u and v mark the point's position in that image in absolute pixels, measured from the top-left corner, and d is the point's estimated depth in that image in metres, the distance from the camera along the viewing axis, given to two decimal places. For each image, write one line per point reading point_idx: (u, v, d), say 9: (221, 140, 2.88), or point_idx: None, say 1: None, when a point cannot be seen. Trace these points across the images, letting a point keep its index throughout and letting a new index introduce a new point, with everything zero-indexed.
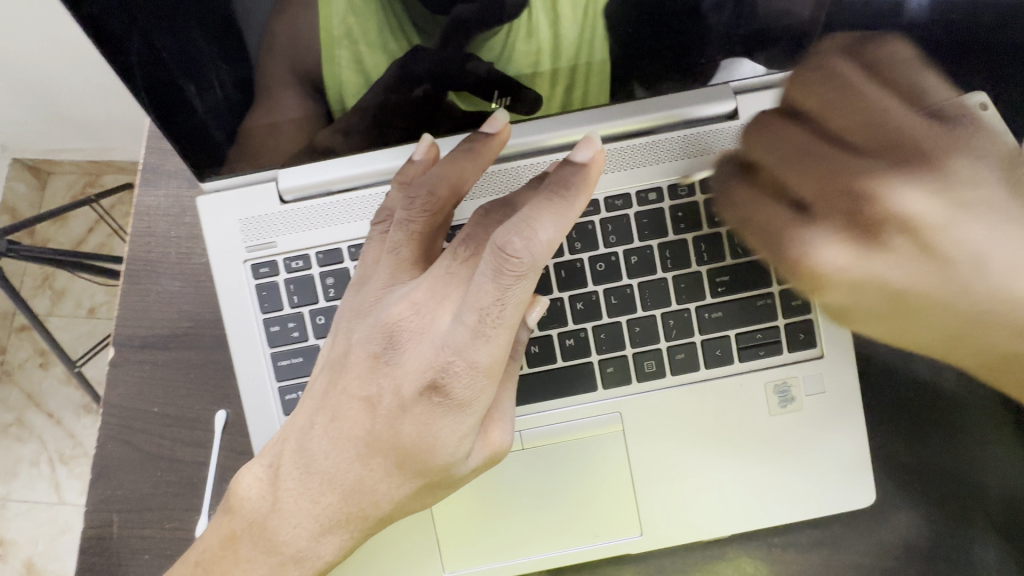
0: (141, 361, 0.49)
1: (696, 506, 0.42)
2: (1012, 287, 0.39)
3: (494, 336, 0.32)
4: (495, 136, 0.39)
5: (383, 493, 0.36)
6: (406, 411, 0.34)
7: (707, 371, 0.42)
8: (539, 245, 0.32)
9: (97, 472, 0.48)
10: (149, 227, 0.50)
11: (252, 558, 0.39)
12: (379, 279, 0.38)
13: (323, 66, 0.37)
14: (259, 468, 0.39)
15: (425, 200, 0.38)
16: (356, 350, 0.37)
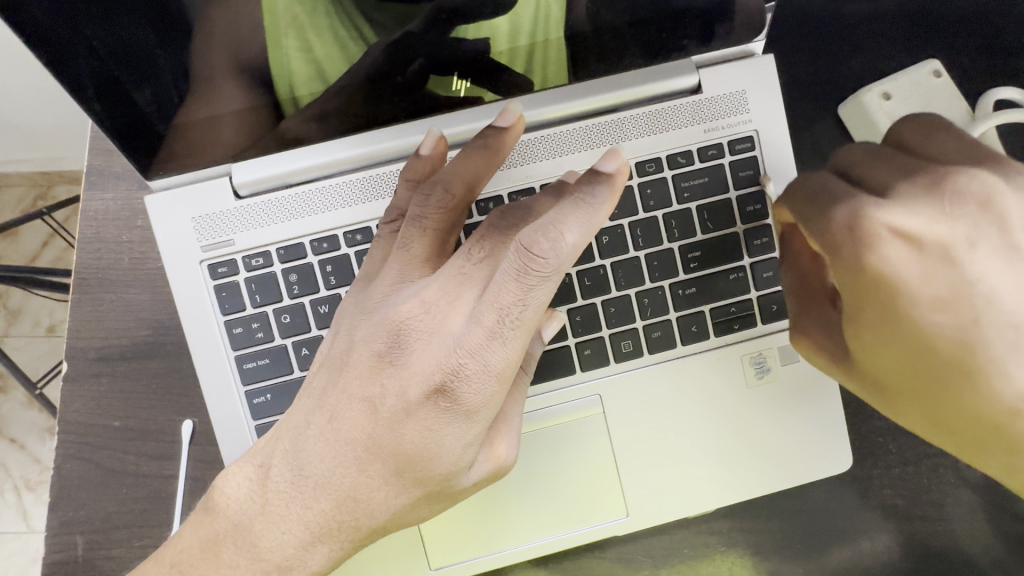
0: (98, 374, 0.46)
1: (687, 486, 0.43)
2: (951, 356, 0.31)
3: (511, 339, 0.32)
4: (509, 130, 0.37)
5: (381, 503, 0.35)
6: (410, 415, 0.33)
7: (685, 348, 0.42)
8: (565, 248, 0.31)
9: (55, 494, 0.45)
10: (98, 233, 0.48)
11: (235, 563, 0.37)
12: (388, 277, 0.36)
13: (270, 59, 0.35)
14: (249, 468, 0.37)
15: (440, 197, 0.37)
16: (361, 347, 0.35)
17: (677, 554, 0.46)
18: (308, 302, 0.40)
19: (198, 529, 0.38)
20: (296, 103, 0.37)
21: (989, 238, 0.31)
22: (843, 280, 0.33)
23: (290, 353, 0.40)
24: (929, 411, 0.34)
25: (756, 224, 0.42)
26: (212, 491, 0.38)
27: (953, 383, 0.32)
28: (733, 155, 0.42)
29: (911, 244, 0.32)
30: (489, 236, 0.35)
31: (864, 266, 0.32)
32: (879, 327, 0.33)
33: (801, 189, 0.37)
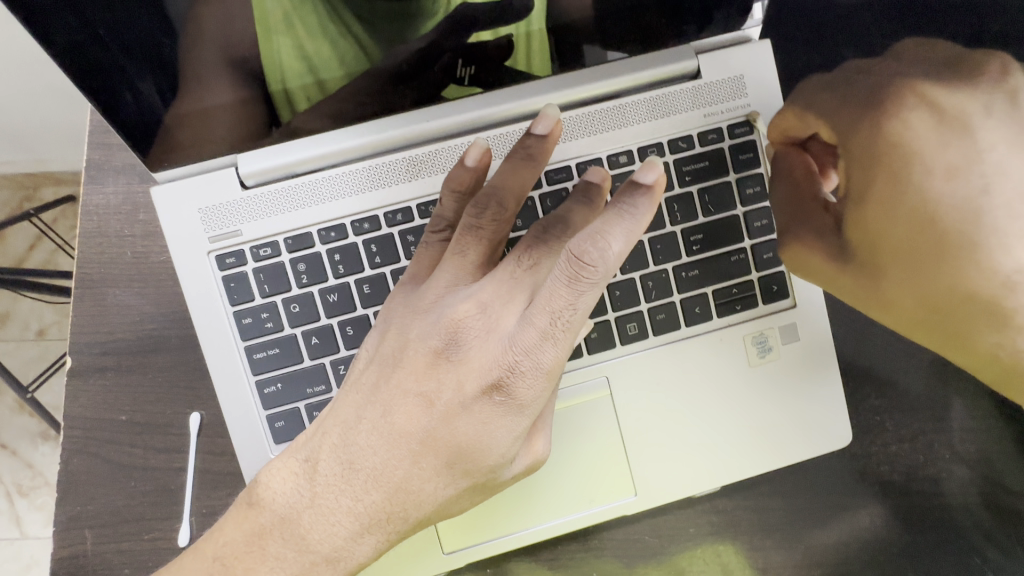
0: (102, 369, 0.46)
1: (697, 463, 0.43)
2: (939, 204, 0.34)
3: (562, 340, 0.35)
4: (548, 137, 0.38)
5: (431, 493, 0.37)
6: (466, 409, 0.36)
7: (689, 328, 0.43)
8: (612, 255, 0.34)
9: (62, 489, 0.45)
10: (99, 228, 0.48)
11: (282, 555, 0.37)
12: (442, 279, 0.38)
13: (262, 53, 0.35)
14: (295, 463, 0.38)
15: (494, 210, 0.38)
16: (415, 344, 0.37)
17: (683, 534, 0.46)
18: (317, 290, 0.40)
19: (238, 523, 0.38)
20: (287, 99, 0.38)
21: (1003, 113, 0.35)
22: (856, 144, 0.36)
23: (300, 342, 0.40)
24: (917, 285, 0.35)
25: (755, 206, 0.43)
26: (255, 486, 0.39)
27: (948, 253, 0.34)
28: (733, 139, 0.42)
29: (935, 111, 0.35)
30: (536, 244, 0.37)
31: (885, 132, 0.35)
32: (890, 193, 0.35)
33: (817, 86, 0.39)
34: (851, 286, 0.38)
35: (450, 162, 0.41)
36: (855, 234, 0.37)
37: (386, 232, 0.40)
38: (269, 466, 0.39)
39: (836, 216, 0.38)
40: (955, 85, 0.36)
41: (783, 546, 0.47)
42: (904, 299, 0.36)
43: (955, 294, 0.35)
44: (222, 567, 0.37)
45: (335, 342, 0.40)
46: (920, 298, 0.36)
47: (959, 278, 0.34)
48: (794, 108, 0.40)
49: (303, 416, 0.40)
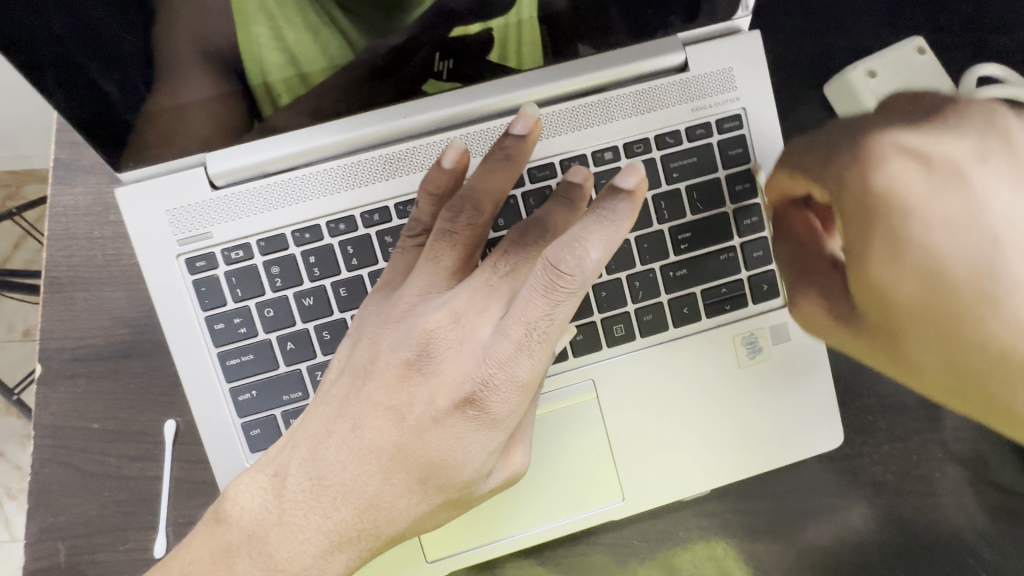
0: (73, 375, 0.45)
1: (685, 468, 0.42)
2: (947, 263, 0.33)
3: (538, 351, 0.34)
4: (526, 138, 0.37)
5: (403, 510, 0.36)
6: (437, 424, 0.35)
7: (677, 330, 0.42)
8: (590, 264, 0.33)
9: (34, 499, 0.44)
10: (68, 229, 0.46)
11: (249, 575, 0.36)
12: (415, 287, 0.37)
13: (241, 48, 0.34)
14: (263, 478, 0.37)
15: (471, 214, 0.37)
16: (386, 356, 0.36)
17: (672, 538, 0.46)
18: (292, 294, 0.38)
19: (205, 540, 0.37)
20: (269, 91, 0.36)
21: (997, 156, 0.35)
22: (844, 197, 0.36)
23: (275, 347, 0.39)
24: (936, 350, 0.34)
25: (744, 203, 0.42)
26: (222, 500, 0.38)
27: (961, 310, 0.33)
28: (721, 134, 0.41)
29: (922, 160, 0.35)
30: (512, 250, 0.36)
31: (870, 186, 0.35)
32: (890, 259, 0.34)
33: (802, 148, 0.40)
34: (859, 346, 0.39)
35: (428, 159, 0.39)
36: (861, 291, 0.36)
37: (362, 234, 0.39)
38: (239, 479, 0.38)
39: (844, 275, 0.39)
40: (933, 130, 0.37)
41: (772, 548, 0.46)
42: (925, 362, 0.35)
43: (984, 353, 0.32)
44: None
45: (312, 348, 0.39)
46: (946, 362, 0.34)
47: (991, 332, 0.32)
48: (781, 171, 0.41)
49: (279, 424, 0.39)
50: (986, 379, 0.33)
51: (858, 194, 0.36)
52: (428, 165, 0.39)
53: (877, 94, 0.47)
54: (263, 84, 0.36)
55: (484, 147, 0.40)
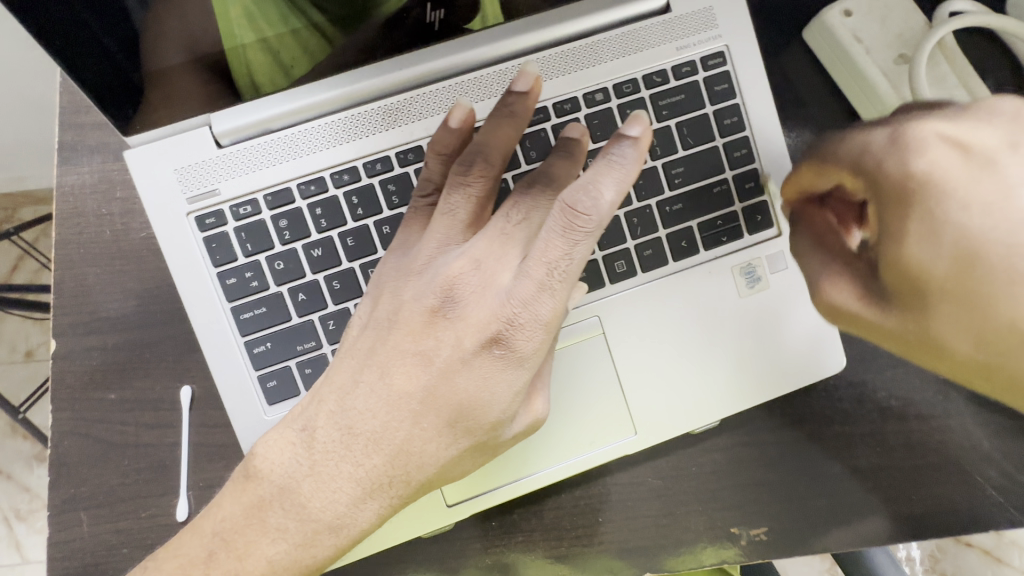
0: (88, 348, 0.45)
1: (694, 397, 0.44)
2: (981, 237, 0.30)
3: (559, 290, 0.35)
4: (528, 94, 0.38)
5: (433, 454, 0.36)
6: (466, 366, 0.36)
7: (676, 263, 0.43)
8: (605, 205, 0.35)
9: (55, 473, 0.44)
10: (76, 207, 0.47)
11: (282, 526, 0.37)
12: (434, 239, 0.38)
13: (225, 52, 0.36)
14: (292, 432, 0.37)
15: (481, 167, 0.38)
16: (410, 305, 0.37)
17: (687, 474, 0.46)
18: (301, 246, 0.39)
19: (235, 497, 0.38)
20: (247, 69, 0.37)
21: None
22: (882, 183, 0.33)
23: (287, 299, 0.40)
24: (966, 325, 0.31)
25: (733, 136, 0.43)
26: (252, 457, 0.38)
27: (992, 291, 0.30)
28: (706, 71, 0.43)
29: (961, 149, 0.32)
30: (523, 199, 0.38)
31: (909, 171, 0.32)
32: (925, 236, 0.31)
33: (826, 148, 0.38)
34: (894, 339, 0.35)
35: (426, 108, 0.40)
36: (893, 278, 0.33)
37: (366, 183, 0.40)
38: (262, 439, 0.39)
39: (869, 262, 0.37)
40: (965, 118, 0.33)
41: (785, 479, 0.47)
42: (956, 344, 0.32)
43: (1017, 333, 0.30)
44: (222, 543, 0.37)
45: (323, 298, 0.40)
46: (976, 338, 0.31)
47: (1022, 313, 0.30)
48: (806, 166, 0.40)
49: (295, 373, 0.40)
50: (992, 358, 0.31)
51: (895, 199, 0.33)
52: (426, 114, 0.40)
53: (853, 31, 0.49)
54: (241, 63, 0.37)
55: (478, 95, 0.41)
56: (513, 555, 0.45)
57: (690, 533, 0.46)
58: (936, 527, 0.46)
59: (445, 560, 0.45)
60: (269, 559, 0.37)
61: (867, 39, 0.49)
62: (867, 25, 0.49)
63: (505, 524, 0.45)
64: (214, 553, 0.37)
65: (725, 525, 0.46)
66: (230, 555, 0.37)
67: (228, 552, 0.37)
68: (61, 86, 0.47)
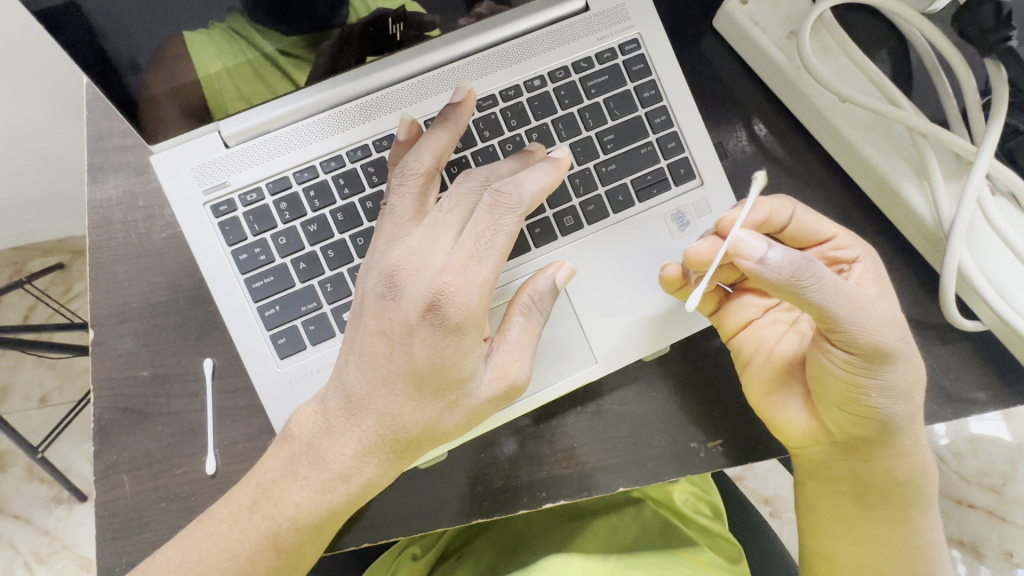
0: (122, 335, 0.53)
1: (641, 327, 0.51)
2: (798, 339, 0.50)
3: (487, 257, 0.43)
4: (461, 104, 0.47)
5: (413, 415, 0.44)
6: (418, 336, 0.43)
7: (616, 215, 0.51)
8: (525, 192, 0.44)
9: (98, 442, 0.51)
10: (105, 218, 0.55)
11: (306, 475, 0.45)
12: (381, 237, 0.46)
13: (206, 93, 0.44)
14: (312, 402, 0.45)
15: (414, 167, 0.46)
16: (366, 295, 0.45)
17: (647, 399, 0.53)
18: (299, 224, 0.47)
19: (274, 454, 0.46)
20: (223, 106, 0.46)
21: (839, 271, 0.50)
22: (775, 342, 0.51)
23: (291, 268, 0.47)
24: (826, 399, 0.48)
25: (653, 106, 0.52)
26: (287, 425, 0.46)
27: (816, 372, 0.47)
28: (624, 55, 0.51)
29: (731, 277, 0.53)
30: (454, 190, 0.45)
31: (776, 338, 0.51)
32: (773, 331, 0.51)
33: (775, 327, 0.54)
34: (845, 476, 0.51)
35: (395, 103, 0.49)
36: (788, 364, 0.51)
37: (350, 168, 0.48)
38: (297, 412, 0.46)
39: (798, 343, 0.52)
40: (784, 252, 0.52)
41: (734, 395, 0.53)
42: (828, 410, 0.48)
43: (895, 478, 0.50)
44: (263, 491, 0.45)
45: (320, 265, 0.48)
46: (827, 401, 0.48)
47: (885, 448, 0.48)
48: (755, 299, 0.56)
49: (301, 331, 0.47)
50: (923, 489, 0.50)
51: (863, 332, 0.43)
52: (396, 107, 0.49)
53: (750, 16, 0.58)
54: (218, 98, 0.45)
55: (437, 90, 0.50)
56: (501, 484, 0.51)
57: (655, 450, 0.52)
58: None
59: (444, 490, 0.51)
60: (298, 502, 0.44)
61: (763, 21, 0.58)
62: (762, 9, 0.58)
63: (492, 455, 0.51)
64: (256, 500, 0.45)
65: (685, 440, 0.53)
66: (270, 499, 0.45)
67: (266, 498, 0.45)
68: (88, 118, 0.55)
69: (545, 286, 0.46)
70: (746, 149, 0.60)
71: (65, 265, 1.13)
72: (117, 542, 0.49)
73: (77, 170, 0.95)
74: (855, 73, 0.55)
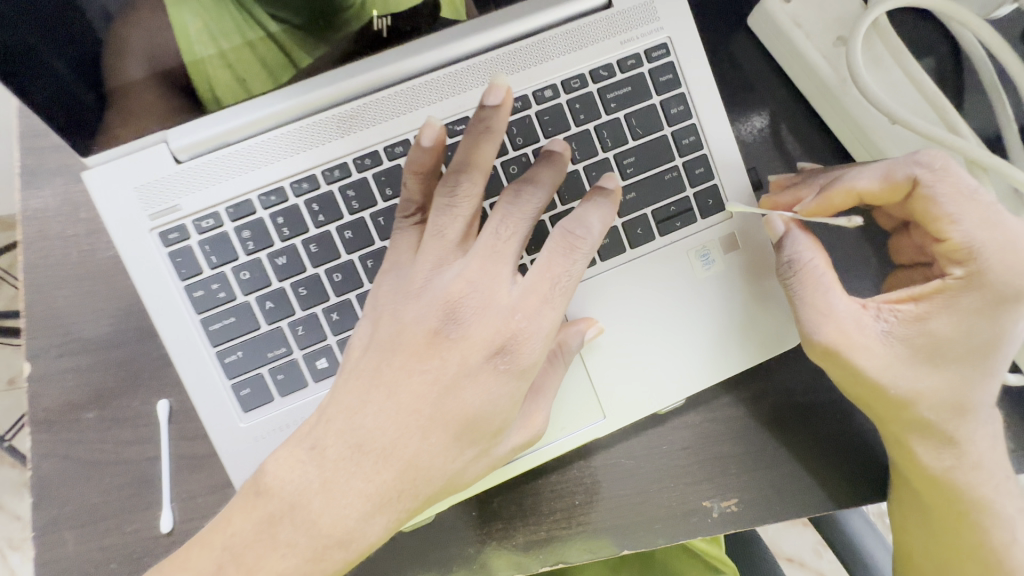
0: (63, 370, 0.46)
1: (656, 378, 0.45)
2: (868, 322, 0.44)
3: (560, 303, 0.38)
4: (500, 107, 0.38)
5: (443, 468, 0.37)
6: (472, 379, 0.37)
7: (633, 250, 0.45)
8: (599, 232, 0.39)
9: (36, 494, 0.44)
10: (42, 231, 0.47)
11: (293, 542, 0.37)
12: (428, 260, 0.39)
13: (187, 66, 0.38)
14: (301, 450, 0.37)
15: (467, 187, 0.39)
16: (412, 326, 0.38)
17: (658, 452, 0.48)
18: (265, 255, 0.40)
19: (245, 513, 0.38)
20: (211, 87, 0.39)
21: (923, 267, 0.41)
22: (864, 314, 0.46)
23: (255, 308, 0.40)
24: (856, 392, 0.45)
25: (681, 124, 0.45)
26: (262, 474, 0.38)
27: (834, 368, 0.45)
28: (651, 63, 0.44)
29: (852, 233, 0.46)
30: (510, 215, 0.39)
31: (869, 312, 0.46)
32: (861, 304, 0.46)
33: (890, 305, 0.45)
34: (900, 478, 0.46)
35: (379, 114, 0.41)
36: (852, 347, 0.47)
37: (325, 190, 0.41)
38: (270, 454, 0.39)
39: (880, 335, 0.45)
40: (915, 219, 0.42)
41: (753, 450, 0.48)
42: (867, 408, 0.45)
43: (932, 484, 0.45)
44: (232, 556, 0.37)
45: (290, 305, 0.41)
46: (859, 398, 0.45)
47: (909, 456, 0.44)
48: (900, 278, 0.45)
49: (268, 380, 0.41)
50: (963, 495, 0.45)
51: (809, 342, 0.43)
52: (381, 119, 0.41)
53: (793, 17, 0.51)
54: (204, 78, 0.39)
55: (430, 98, 0.42)
56: (492, 547, 0.47)
57: (663, 509, 0.48)
58: None
59: (432, 548, 0.46)
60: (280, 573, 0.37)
61: (807, 24, 0.50)
62: (807, 10, 0.50)
63: (484, 513, 0.47)
64: (223, 566, 0.37)
65: (697, 499, 0.48)
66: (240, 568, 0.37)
67: (237, 566, 0.37)
68: (19, 113, 0.47)
69: (574, 339, 0.42)
70: (779, 171, 0.53)
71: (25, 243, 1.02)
72: None
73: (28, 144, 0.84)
74: (909, 91, 0.48)
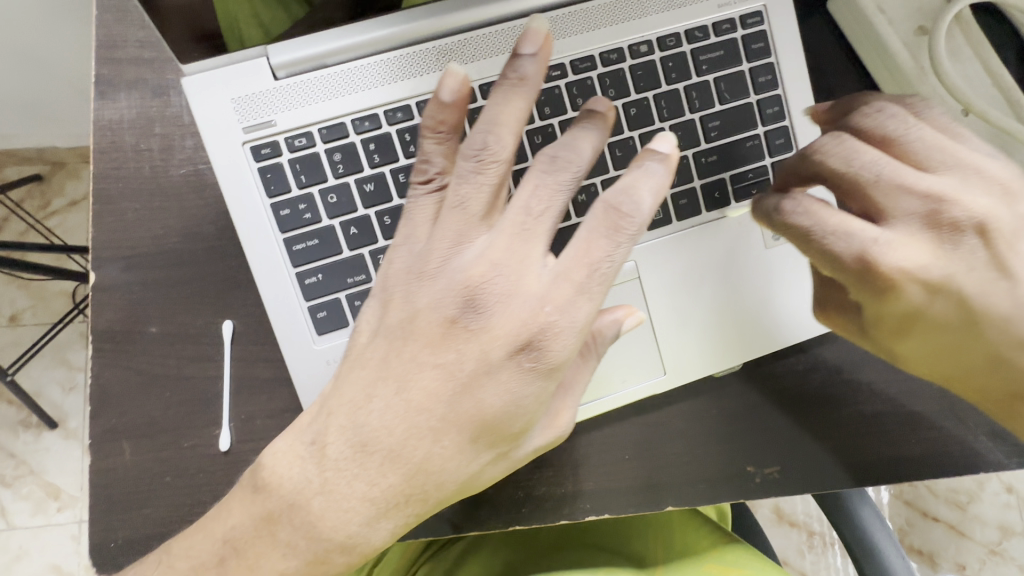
0: (128, 283, 0.46)
1: (721, 339, 0.46)
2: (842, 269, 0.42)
3: (597, 292, 0.36)
4: (537, 55, 0.37)
5: (453, 471, 0.37)
6: (491, 377, 0.35)
7: (709, 213, 0.46)
8: (646, 208, 0.36)
9: (97, 402, 0.45)
10: (114, 142, 0.47)
11: (292, 542, 0.38)
12: (445, 240, 0.37)
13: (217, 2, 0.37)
14: (300, 447, 0.38)
15: (492, 150, 0.36)
16: (426, 315, 0.36)
17: (710, 415, 0.49)
18: (354, 180, 0.40)
19: (245, 506, 0.39)
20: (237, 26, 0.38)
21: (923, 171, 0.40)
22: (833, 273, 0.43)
23: (339, 232, 0.41)
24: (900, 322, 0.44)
25: (767, 93, 0.45)
26: (262, 468, 0.39)
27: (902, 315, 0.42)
28: (745, 29, 0.44)
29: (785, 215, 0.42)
30: (544, 185, 0.37)
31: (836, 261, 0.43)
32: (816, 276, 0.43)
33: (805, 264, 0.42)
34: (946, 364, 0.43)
35: (478, 51, 0.41)
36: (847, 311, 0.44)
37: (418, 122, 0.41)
38: (297, 421, 0.39)
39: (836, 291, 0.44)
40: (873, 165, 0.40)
41: (799, 422, 0.50)
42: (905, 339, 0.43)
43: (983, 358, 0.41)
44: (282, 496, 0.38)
45: (373, 232, 0.41)
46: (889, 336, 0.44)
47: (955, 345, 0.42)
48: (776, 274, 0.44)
49: (344, 306, 0.41)
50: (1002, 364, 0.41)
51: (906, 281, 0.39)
52: (479, 56, 0.41)
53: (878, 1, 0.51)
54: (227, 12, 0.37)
55: None
56: (542, 491, 0.48)
57: (711, 469, 0.49)
58: (934, 471, 0.49)
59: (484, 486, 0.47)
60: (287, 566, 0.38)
61: (890, 9, 0.51)
62: None
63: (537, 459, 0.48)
64: (271, 505, 0.38)
65: (742, 463, 0.49)
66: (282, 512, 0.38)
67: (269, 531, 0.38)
68: (99, 20, 0.46)
69: (609, 330, 0.40)
70: None
71: (45, 176, 0.99)
72: (110, 513, 0.44)
73: (68, 73, 0.82)
74: (985, 83, 0.49)
